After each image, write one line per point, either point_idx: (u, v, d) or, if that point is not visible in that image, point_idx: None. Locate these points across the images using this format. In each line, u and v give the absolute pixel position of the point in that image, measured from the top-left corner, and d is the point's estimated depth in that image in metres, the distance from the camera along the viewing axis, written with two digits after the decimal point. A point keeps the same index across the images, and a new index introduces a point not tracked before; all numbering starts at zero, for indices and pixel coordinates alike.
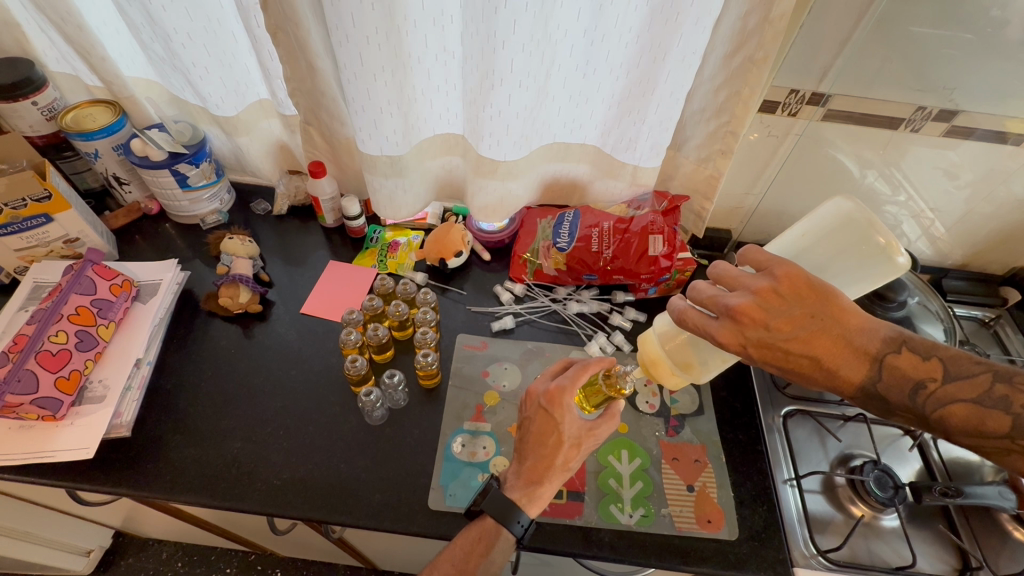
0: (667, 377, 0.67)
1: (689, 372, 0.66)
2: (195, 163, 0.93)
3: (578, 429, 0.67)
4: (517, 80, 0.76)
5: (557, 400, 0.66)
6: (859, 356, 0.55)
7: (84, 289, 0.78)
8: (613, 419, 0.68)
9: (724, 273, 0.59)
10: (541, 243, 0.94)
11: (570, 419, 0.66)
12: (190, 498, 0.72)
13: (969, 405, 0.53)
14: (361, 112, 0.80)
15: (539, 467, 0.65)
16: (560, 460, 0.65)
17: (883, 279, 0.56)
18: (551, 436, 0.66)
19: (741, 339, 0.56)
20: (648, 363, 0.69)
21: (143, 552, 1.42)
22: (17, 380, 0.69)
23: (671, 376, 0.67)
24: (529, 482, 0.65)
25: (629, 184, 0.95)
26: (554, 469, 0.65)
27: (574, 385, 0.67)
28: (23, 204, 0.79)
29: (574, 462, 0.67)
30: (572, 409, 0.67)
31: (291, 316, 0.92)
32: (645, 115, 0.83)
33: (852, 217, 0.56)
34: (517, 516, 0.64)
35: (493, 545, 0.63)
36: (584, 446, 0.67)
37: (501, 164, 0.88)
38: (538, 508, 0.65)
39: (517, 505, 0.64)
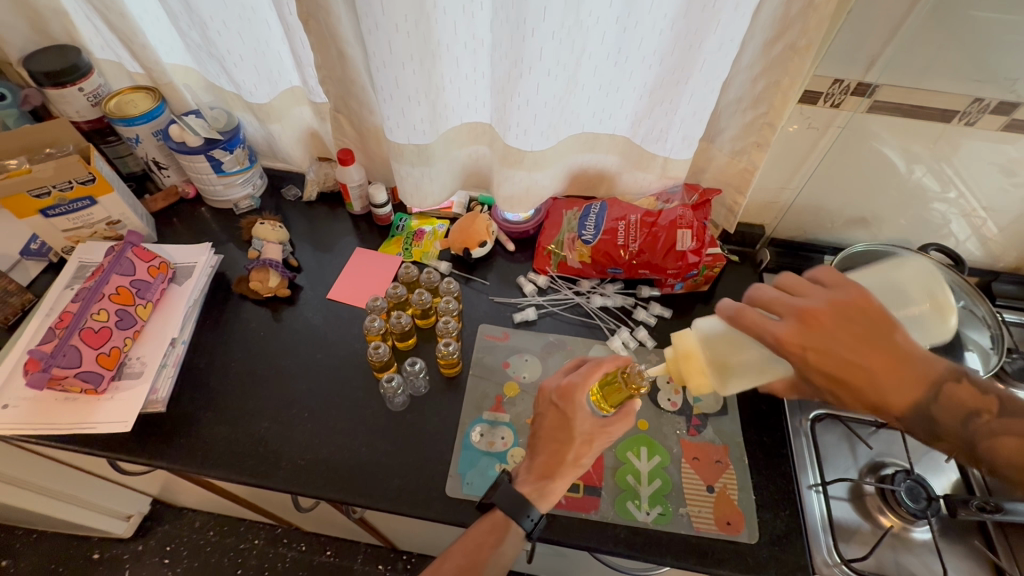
0: (690, 377, 0.65)
1: (716, 376, 0.64)
2: (230, 149, 0.96)
3: (591, 427, 0.66)
4: (546, 69, 0.75)
5: (567, 395, 0.66)
6: (914, 381, 0.53)
7: (125, 270, 0.80)
8: (626, 417, 0.67)
9: (791, 283, 0.60)
10: (566, 235, 0.93)
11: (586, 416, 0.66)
12: (220, 474, 0.75)
13: (1018, 433, 0.50)
14: (390, 100, 0.80)
15: (555, 463, 0.66)
16: (571, 456, 0.66)
17: (926, 335, 0.62)
18: (562, 431, 0.66)
19: (802, 342, 0.55)
20: (674, 360, 0.66)
21: (178, 520, 1.49)
22: (63, 354, 0.72)
23: (697, 379, 0.64)
24: (543, 476, 0.65)
25: (659, 177, 0.93)
26: (565, 465, 0.65)
27: (587, 384, 0.66)
28: (69, 186, 0.83)
29: (588, 458, 0.67)
30: (583, 406, 0.66)
31: (318, 301, 0.94)
32: (678, 105, 0.81)
33: (920, 278, 0.62)
34: (529, 511, 0.64)
35: (505, 537, 0.64)
36: (596, 443, 0.67)
37: (528, 154, 0.87)
38: (549, 502, 0.65)
39: (529, 500, 0.64)
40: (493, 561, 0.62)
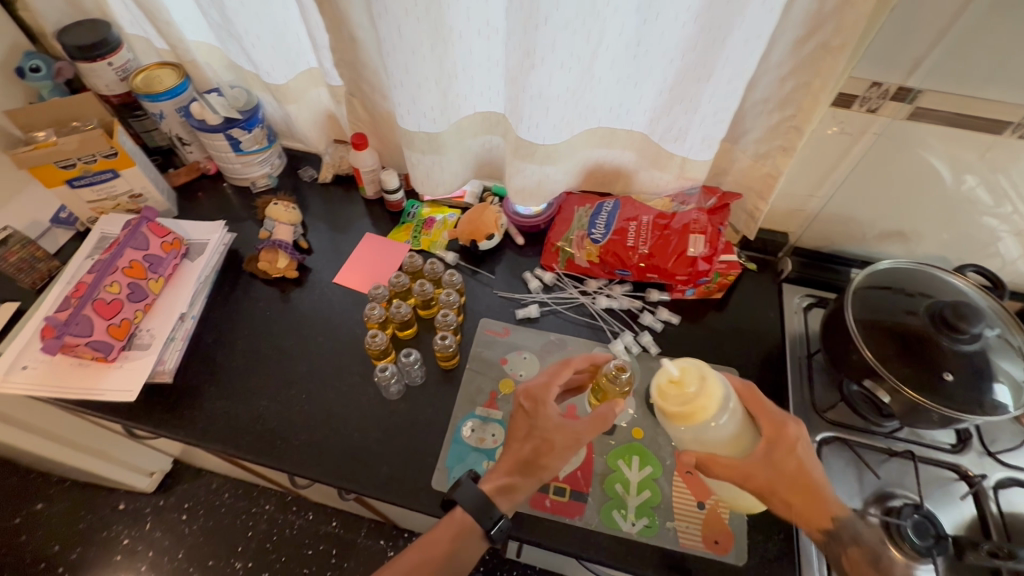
0: (699, 400, 0.63)
1: (711, 416, 0.63)
2: (248, 129, 0.97)
3: (556, 426, 0.66)
4: (559, 61, 0.72)
5: (532, 396, 0.69)
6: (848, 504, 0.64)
7: (139, 244, 0.82)
8: (599, 423, 0.65)
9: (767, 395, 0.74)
10: (576, 232, 0.91)
11: (551, 420, 0.66)
12: (218, 447, 0.77)
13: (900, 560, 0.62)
14: (400, 87, 0.80)
15: (526, 463, 0.65)
16: (529, 454, 0.65)
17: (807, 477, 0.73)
18: (524, 431, 0.67)
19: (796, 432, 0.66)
20: (698, 380, 0.64)
21: (196, 480, 1.57)
22: (76, 323, 0.74)
23: (705, 404, 0.63)
24: (513, 476, 0.65)
25: (676, 177, 0.89)
26: (530, 466, 0.65)
27: (553, 386, 0.69)
28: (93, 160, 0.86)
29: (553, 461, 0.65)
30: (548, 406, 0.67)
31: (325, 284, 0.95)
32: (698, 104, 0.77)
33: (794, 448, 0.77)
34: (493, 511, 0.64)
35: (469, 535, 0.64)
36: (559, 444, 0.65)
37: (540, 147, 0.85)
38: (510, 503, 0.65)
39: (492, 502, 0.64)
40: (452, 561, 0.63)
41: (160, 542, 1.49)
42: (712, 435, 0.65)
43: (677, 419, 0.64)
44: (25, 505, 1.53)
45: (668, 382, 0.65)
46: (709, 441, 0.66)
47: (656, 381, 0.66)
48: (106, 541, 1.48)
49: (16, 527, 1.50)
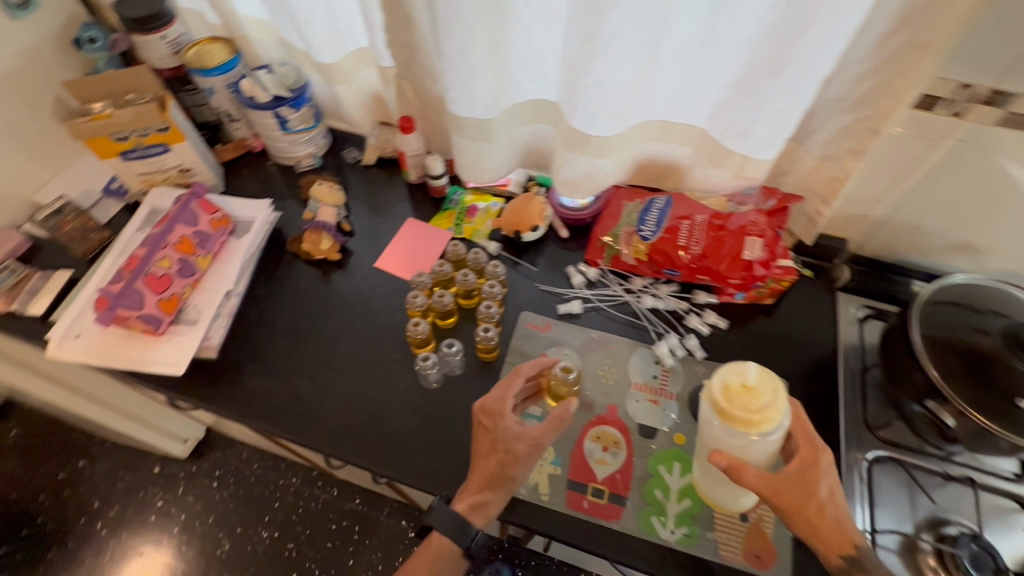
0: (767, 412, 0.60)
1: (770, 430, 0.61)
2: (296, 107, 0.97)
3: (516, 437, 0.66)
4: (624, 50, 0.70)
5: (490, 411, 0.69)
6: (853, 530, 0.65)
7: (189, 220, 0.83)
8: (557, 425, 0.67)
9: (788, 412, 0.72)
10: (623, 229, 0.89)
11: (510, 431, 0.67)
12: (259, 425, 0.78)
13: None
14: (455, 71, 0.78)
15: (494, 476, 0.67)
16: (495, 467, 0.67)
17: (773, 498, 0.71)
18: (485, 447, 0.68)
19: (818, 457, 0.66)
20: (771, 392, 0.61)
21: (228, 449, 1.61)
22: (128, 296, 0.76)
23: (770, 419, 0.60)
24: (484, 493, 0.67)
25: (733, 176, 0.84)
26: (500, 478, 0.67)
27: (507, 395, 0.69)
28: (146, 133, 0.86)
29: (517, 469, 0.67)
30: (505, 418, 0.68)
31: (366, 268, 0.94)
32: (765, 100, 0.72)
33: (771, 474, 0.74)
34: (466, 529, 0.66)
35: (441, 561, 0.67)
36: (522, 453, 0.66)
37: (593, 139, 0.82)
38: (486, 517, 0.67)
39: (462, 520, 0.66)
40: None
41: (192, 507, 1.54)
42: (756, 447, 0.65)
43: (738, 423, 0.60)
44: (69, 462, 1.59)
45: (738, 385, 0.61)
46: (749, 452, 0.65)
47: (723, 380, 0.62)
48: (142, 502, 1.54)
49: (60, 482, 1.57)
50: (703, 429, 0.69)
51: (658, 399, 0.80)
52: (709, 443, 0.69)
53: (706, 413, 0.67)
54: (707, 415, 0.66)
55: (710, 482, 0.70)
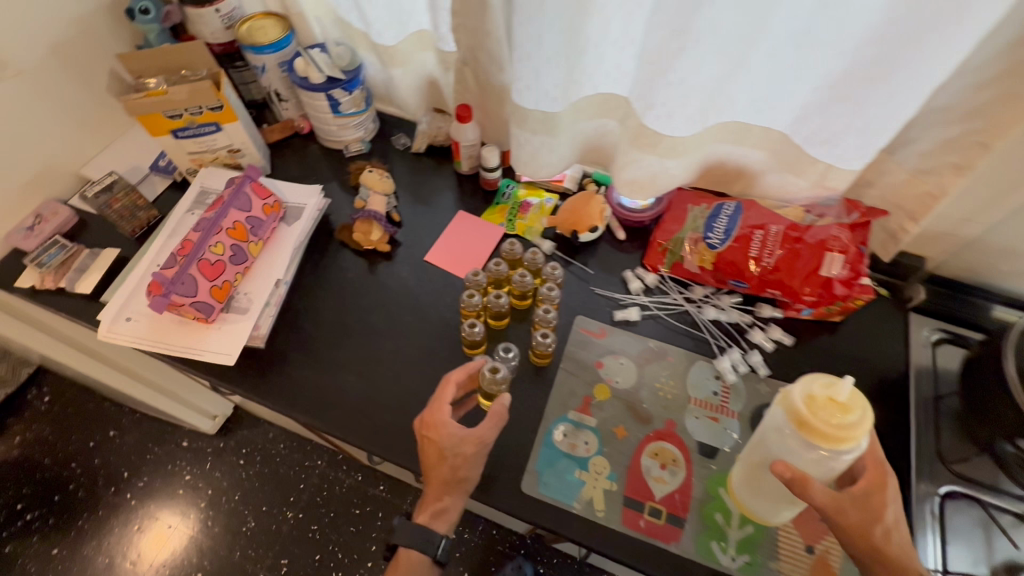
0: (852, 432, 0.55)
1: (848, 449, 0.56)
2: (349, 90, 0.93)
3: (461, 441, 0.65)
4: (716, 45, 0.65)
5: (430, 423, 0.67)
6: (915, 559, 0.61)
7: (242, 205, 0.80)
8: (497, 421, 0.68)
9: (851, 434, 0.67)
10: (688, 234, 0.85)
11: (461, 436, 0.66)
12: (306, 419, 0.76)
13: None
14: (526, 60, 0.73)
15: (448, 485, 0.66)
16: (447, 475, 0.66)
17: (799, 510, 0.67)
18: (434, 459, 0.66)
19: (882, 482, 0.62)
20: (860, 410, 0.56)
21: (255, 427, 1.61)
22: (182, 282, 0.73)
23: (854, 438, 0.55)
24: (444, 499, 0.67)
25: (812, 185, 0.79)
26: (453, 486, 0.66)
27: (444, 404, 0.68)
28: (199, 111, 0.83)
29: (470, 470, 0.67)
30: (448, 426, 0.66)
31: (414, 261, 0.91)
32: (864, 107, 0.67)
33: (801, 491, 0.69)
34: (431, 538, 0.66)
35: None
36: (472, 456, 0.66)
37: (665, 139, 0.78)
38: (448, 521, 0.68)
39: (428, 531, 0.66)
40: None
41: (219, 482, 1.54)
42: (828, 466, 0.60)
43: (818, 437, 0.55)
44: (100, 431, 1.60)
45: (824, 396, 0.56)
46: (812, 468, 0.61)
47: (808, 390, 0.58)
48: (170, 474, 1.54)
49: (91, 450, 1.57)
50: (767, 439, 0.64)
51: (718, 416, 0.77)
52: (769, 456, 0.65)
53: (778, 423, 0.62)
54: (779, 424, 0.62)
55: (748, 492, 0.68)
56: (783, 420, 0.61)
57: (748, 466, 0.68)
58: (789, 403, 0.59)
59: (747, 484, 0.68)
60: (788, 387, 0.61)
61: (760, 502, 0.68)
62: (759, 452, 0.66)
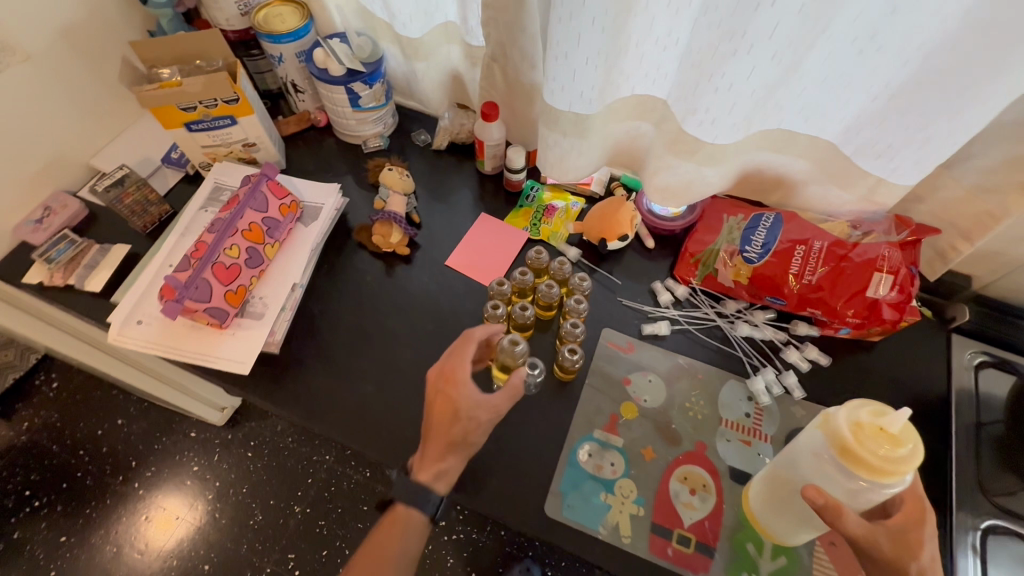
0: (900, 467, 0.48)
1: (891, 484, 0.49)
2: (370, 83, 0.88)
3: (477, 404, 0.62)
4: (771, 50, 0.60)
5: (448, 376, 0.64)
6: None
7: (259, 206, 0.77)
8: (514, 394, 0.64)
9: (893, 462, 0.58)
10: (723, 246, 0.81)
11: (482, 407, 0.63)
12: (322, 430, 0.74)
13: None
14: (561, 59, 0.69)
15: (455, 443, 0.62)
16: (459, 434, 0.62)
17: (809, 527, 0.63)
18: (447, 417, 0.62)
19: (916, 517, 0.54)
20: (913, 444, 0.49)
21: (263, 422, 1.53)
22: (195, 287, 0.70)
23: (900, 474, 0.48)
24: (446, 460, 0.62)
25: (858, 199, 0.75)
26: (458, 443, 0.62)
27: (465, 360, 0.64)
28: (214, 104, 0.79)
29: (478, 435, 0.64)
30: (468, 386, 0.63)
31: (434, 265, 0.88)
32: (926, 119, 0.62)
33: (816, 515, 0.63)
34: (430, 496, 0.61)
35: (401, 535, 0.61)
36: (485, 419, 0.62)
37: (705, 146, 0.73)
38: (448, 484, 0.63)
39: (430, 487, 0.62)
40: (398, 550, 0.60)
41: (226, 475, 1.48)
42: (866, 497, 0.52)
43: (860, 467, 0.49)
44: (107, 420, 1.53)
45: (872, 425, 0.49)
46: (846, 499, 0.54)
47: (854, 416, 0.51)
48: (178, 465, 1.48)
49: (97, 438, 1.50)
50: (799, 460, 0.58)
51: (751, 439, 0.73)
52: (801, 478, 0.58)
53: (816, 446, 0.55)
54: (818, 447, 0.55)
55: (761, 498, 0.65)
56: (820, 443, 0.54)
57: (773, 484, 0.63)
58: (832, 428, 0.52)
59: (770, 502, 0.64)
60: (831, 410, 0.54)
61: (780, 522, 0.64)
62: (789, 475, 0.60)
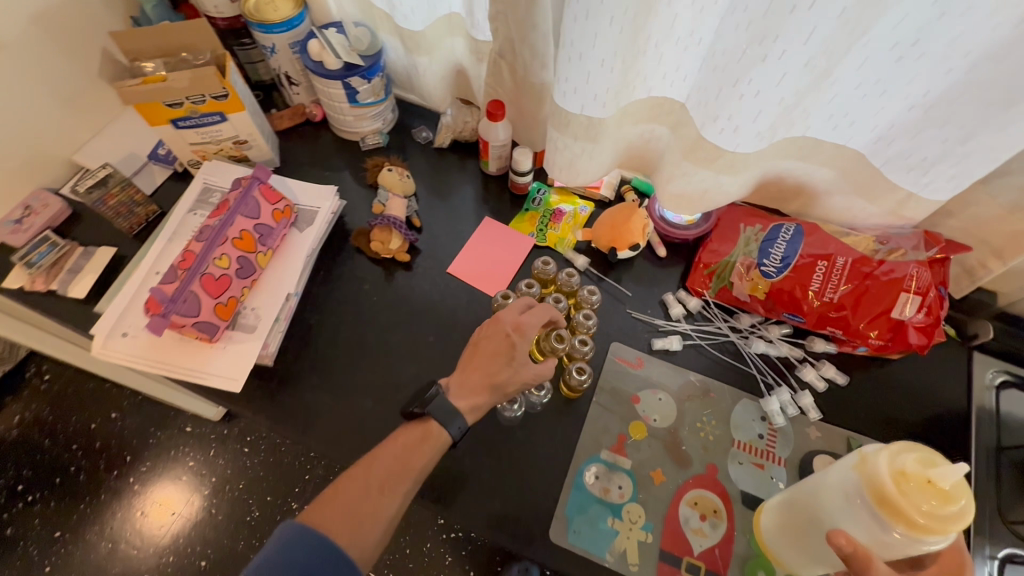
0: (941, 524, 0.46)
1: (930, 541, 0.47)
2: (368, 78, 0.83)
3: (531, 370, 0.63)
4: (804, 56, 0.55)
5: (522, 330, 0.65)
6: None
7: (250, 211, 0.73)
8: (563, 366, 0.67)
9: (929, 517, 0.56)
10: (740, 259, 0.77)
11: (529, 368, 0.64)
12: (317, 448, 0.70)
13: None
14: (574, 60, 0.64)
15: (494, 386, 0.63)
16: (506, 378, 0.63)
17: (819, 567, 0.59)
18: (501, 359, 0.64)
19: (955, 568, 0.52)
20: (962, 504, 0.46)
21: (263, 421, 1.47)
22: (183, 301, 0.66)
23: (940, 531, 0.46)
24: (482, 394, 0.63)
25: (885, 212, 0.72)
26: (499, 387, 0.63)
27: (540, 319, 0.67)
28: (202, 100, 0.74)
29: (516, 386, 0.64)
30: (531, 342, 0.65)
31: (436, 272, 0.84)
32: (966, 133, 0.58)
33: None
34: (455, 419, 0.61)
35: (425, 450, 0.60)
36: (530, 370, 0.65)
37: (726, 154, 0.68)
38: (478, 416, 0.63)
39: (460, 413, 0.62)
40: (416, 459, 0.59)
41: (223, 470, 1.44)
42: (898, 550, 0.50)
43: (900, 520, 0.47)
44: (100, 413, 1.48)
45: (919, 476, 0.47)
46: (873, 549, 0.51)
47: (898, 464, 0.49)
48: (172, 461, 1.44)
49: (91, 433, 1.46)
50: (827, 500, 0.55)
51: (764, 463, 0.71)
52: (826, 519, 0.55)
53: (847, 488, 0.53)
54: (849, 489, 0.52)
55: (773, 529, 0.63)
56: (854, 487, 0.52)
57: (790, 514, 0.60)
58: (870, 472, 0.50)
59: (786, 531, 0.61)
60: (870, 452, 0.52)
61: (795, 553, 0.60)
62: (810, 513, 0.57)
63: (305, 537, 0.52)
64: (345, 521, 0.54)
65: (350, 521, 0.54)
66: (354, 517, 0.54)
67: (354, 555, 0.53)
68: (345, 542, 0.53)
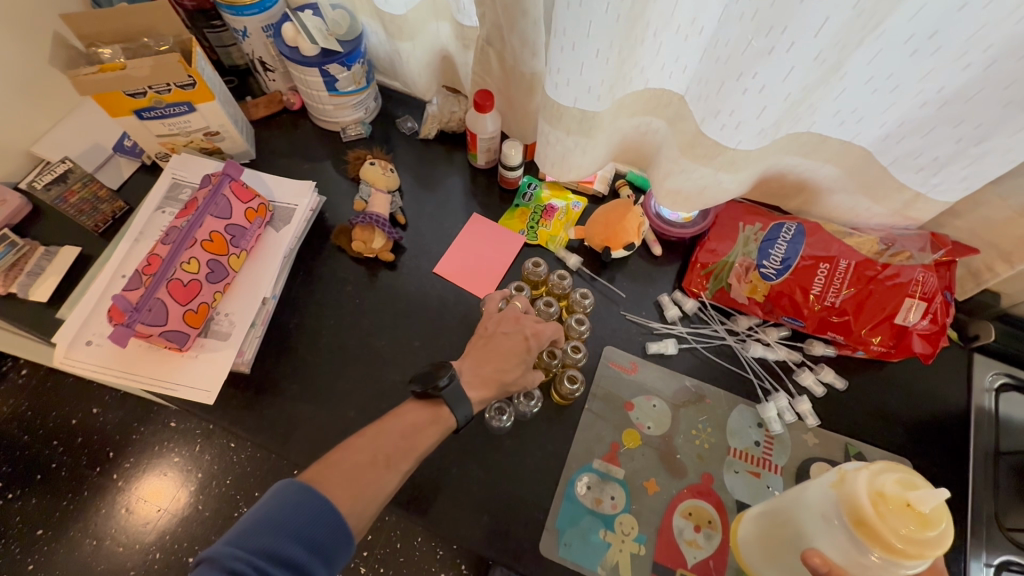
0: (917, 549, 0.44)
1: (906, 566, 0.45)
2: (348, 65, 0.78)
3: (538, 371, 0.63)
4: (815, 50, 0.51)
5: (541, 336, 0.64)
6: None
7: (220, 212, 0.68)
8: None
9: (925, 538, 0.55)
10: (739, 259, 0.74)
11: (516, 374, 0.62)
12: (297, 460, 0.67)
13: None
14: (567, 50, 0.59)
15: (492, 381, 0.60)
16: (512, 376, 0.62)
17: None
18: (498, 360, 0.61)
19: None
20: (940, 529, 0.45)
21: None
22: (148, 309, 0.62)
23: (916, 556, 0.44)
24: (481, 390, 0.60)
25: (890, 212, 0.69)
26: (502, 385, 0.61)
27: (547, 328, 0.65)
28: (167, 89, 0.69)
29: (515, 382, 0.63)
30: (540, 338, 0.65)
31: (422, 271, 0.80)
32: (981, 132, 0.55)
33: None
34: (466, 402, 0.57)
35: (431, 433, 0.55)
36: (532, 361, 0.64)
37: (728, 151, 0.64)
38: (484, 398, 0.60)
39: (469, 398, 0.58)
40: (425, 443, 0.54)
41: (209, 466, 1.39)
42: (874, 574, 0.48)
43: (876, 543, 0.45)
44: (80, 408, 1.42)
45: (898, 499, 0.45)
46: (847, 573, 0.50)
47: (878, 484, 0.47)
48: (158, 455, 1.39)
49: (71, 428, 1.40)
50: (805, 519, 0.53)
51: (760, 471, 0.69)
52: (802, 539, 0.53)
53: (825, 509, 0.51)
54: (827, 510, 0.50)
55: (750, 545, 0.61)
56: (830, 507, 0.50)
57: (768, 530, 0.58)
58: (848, 491, 0.48)
59: (762, 545, 0.59)
60: (850, 470, 0.50)
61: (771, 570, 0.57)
62: (787, 531, 0.55)
63: (300, 501, 0.46)
64: (345, 488, 0.49)
65: (350, 488, 0.49)
66: (356, 483, 0.49)
67: (352, 522, 0.48)
68: (347, 509, 0.48)
